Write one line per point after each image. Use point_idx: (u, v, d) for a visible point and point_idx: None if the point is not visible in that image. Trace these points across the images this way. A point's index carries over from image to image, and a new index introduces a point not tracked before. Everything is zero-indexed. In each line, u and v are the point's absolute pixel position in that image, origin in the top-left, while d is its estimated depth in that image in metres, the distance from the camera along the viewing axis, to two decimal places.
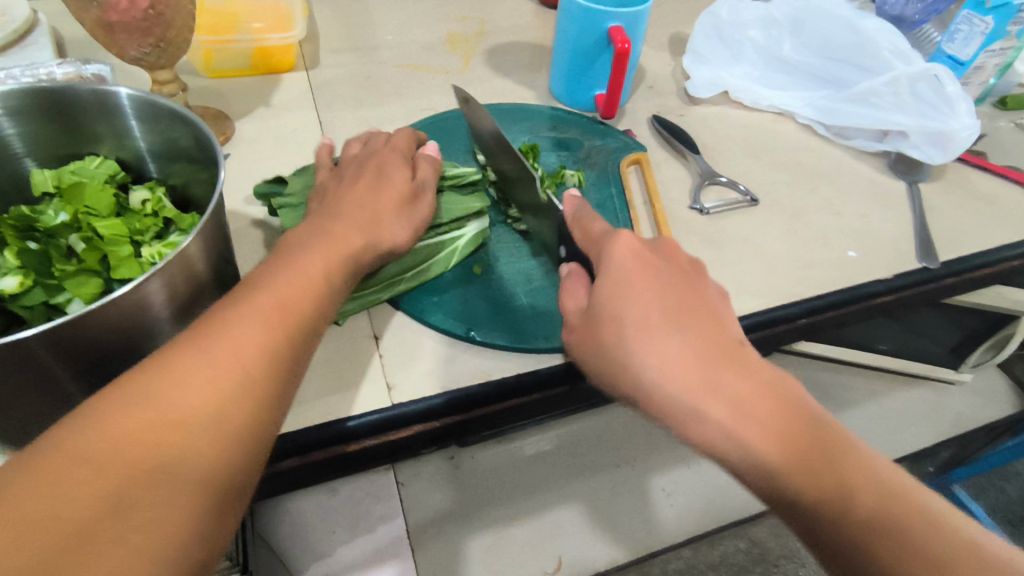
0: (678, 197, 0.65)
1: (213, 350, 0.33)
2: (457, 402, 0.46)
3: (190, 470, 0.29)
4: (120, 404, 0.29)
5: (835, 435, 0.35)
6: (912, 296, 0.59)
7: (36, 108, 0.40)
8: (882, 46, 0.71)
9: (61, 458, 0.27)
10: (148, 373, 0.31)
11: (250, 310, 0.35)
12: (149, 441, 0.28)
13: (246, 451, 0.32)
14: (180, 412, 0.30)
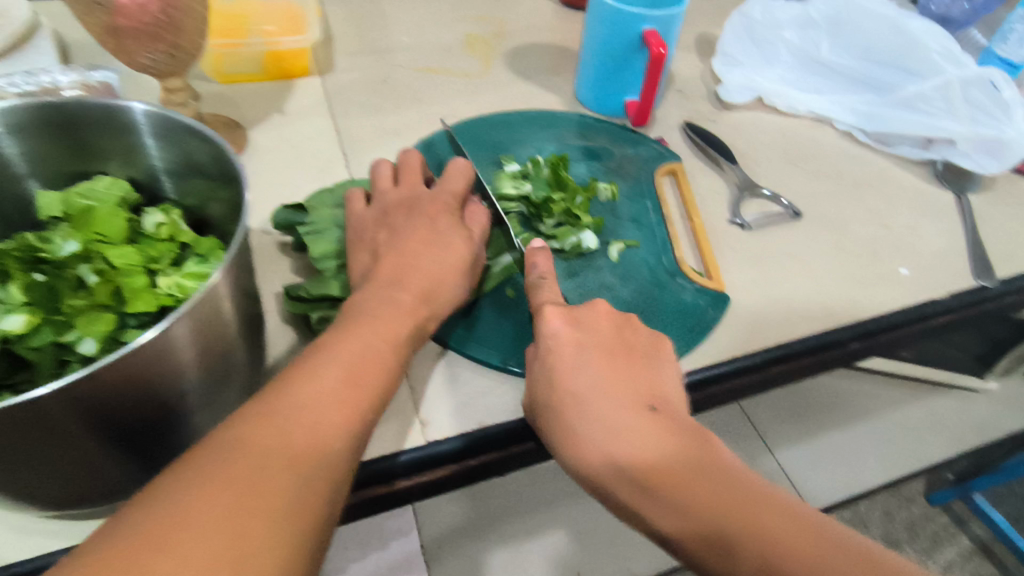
0: (717, 210, 0.62)
1: (286, 426, 0.32)
2: (494, 438, 0.43)
3: (269, 556, 0.28)
4: (200, 483, 0.28)
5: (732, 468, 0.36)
6: (968, 316, 0.56)
7: (42, 125, 0.37)
8: (932, 47, 0.68)
9: (145, 541, 0.26)
10: (224, 450, 0.30)
11: (321, 383, 0.35)
12: (230, 522, 0.27)
13: (319, 534, 0.30)
14: (259, 493, 0.29)
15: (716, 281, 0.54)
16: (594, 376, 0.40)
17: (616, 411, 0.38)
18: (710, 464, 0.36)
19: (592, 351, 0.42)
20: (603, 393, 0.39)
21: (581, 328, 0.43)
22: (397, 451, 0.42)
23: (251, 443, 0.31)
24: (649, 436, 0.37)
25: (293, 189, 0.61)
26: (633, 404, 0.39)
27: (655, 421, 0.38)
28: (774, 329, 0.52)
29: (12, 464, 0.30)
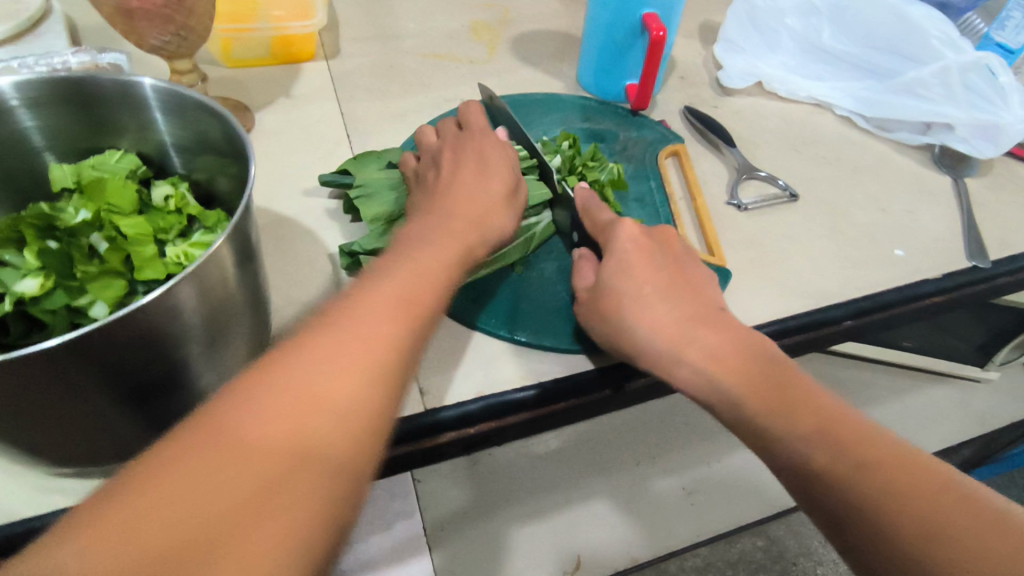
0: (716, 191, 0.63)
1: (322, 359, 0.31)
2: (494, 406, 0.44)
3: (303, 493, 0.27)
4: (230, 421, 0.28)
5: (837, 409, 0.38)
6: (961, 297, 0.57)
7: (58, 100, 0.38)
8: (931, 33, 0.68)
9: (175, 477, 0.25)
10: (253, 386, 0.29)
11: (359, 316, 0.33)
12: (260, 461, 0.27)
13: (360, 471, 0.29)
14: (292, 429, 0.28)
15: (717, 257, 0.55)
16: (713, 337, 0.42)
17: (743, 367, 0.40)
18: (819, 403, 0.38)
19: (697, 315, 0.43)
20: (733, 353, 0.41)
21: (663, 281, 0.45)
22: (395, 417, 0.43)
23: (283, 378, 0.30)
24: (784, 392, 0.39)
25: (300, 170, 0.62)
26: (753, 360, 0.41)
27: (784, 379, 0.40)
28: (768, 307, 0.53)
29: (29, 417, 0.31)
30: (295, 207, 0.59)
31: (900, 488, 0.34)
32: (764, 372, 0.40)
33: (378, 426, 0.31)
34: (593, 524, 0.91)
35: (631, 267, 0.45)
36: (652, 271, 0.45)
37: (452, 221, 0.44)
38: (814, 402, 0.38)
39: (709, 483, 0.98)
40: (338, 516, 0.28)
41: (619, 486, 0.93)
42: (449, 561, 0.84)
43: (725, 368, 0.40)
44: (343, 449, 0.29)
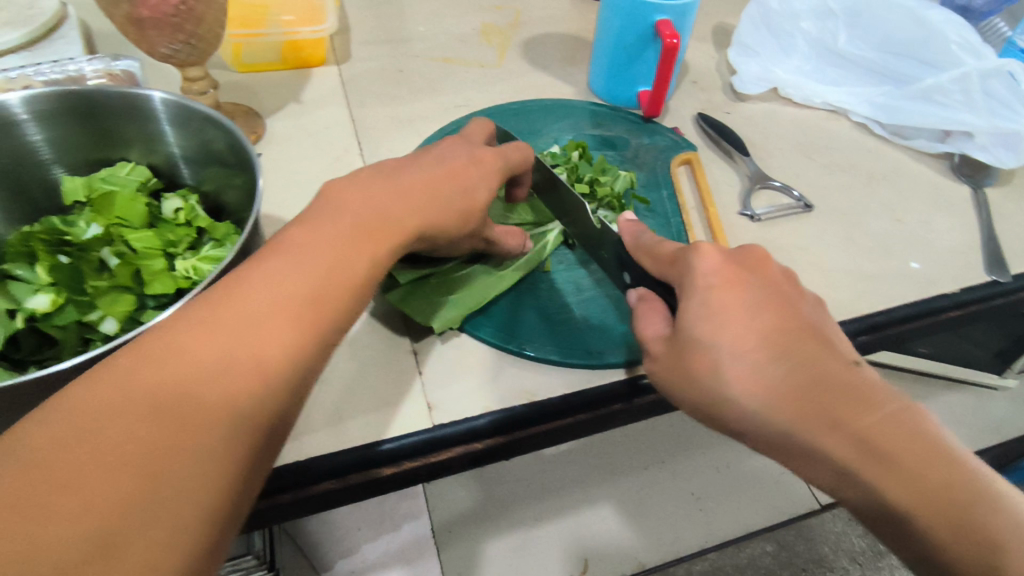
0: (727, 200, 0.62)
1: (232, 341, 0.29)
2: (501, 421, 0.44)
3: (195, 488, 0.25)
4: (123, 405, 0.25)
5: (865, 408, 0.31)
6: (979, 312, 0.56)
7: (66, 113, 0.39)
8: (951, 39, 0.67)
9: (54, 469, 0.23)
10: (153, 369, 0.27)
11: (280, 291, 0.31)
12: (151, 452, 0.24)
13: (252, 462, 0.28)
14: (188, 417, 0.26)
15: None
16: (830, 401, 0.31)
17: (861, 436, 0.30)
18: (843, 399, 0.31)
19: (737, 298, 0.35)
20: (853, 417, 0.31)
21: (754, 327, 0.33)
22: (401, 432, 0.43)
23: (187, 360, 0.27)
24: (917, 467, 0.29)
25: (309, 176, 0.62)
26: (885, 428, 0.30)
27: (920, 452, 0.30)
28: None
29: None
30: (303, 215, 0.59)
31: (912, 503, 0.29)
32: (890, 438, 0.30)
33: (277, 417, 0.29)
34: (602, 527, 0.90)
35: (721, 300, 0.34)
36: (737, 316, 0.34)
37: (458, 194, 0.42)
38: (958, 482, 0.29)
39: (718, 488, 0.98)
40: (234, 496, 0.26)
41: (628, 489, 0.93)
42: (456, 563, 0.85)
43: (829, 434, 0.31)
44: (243, 442, 0.27)
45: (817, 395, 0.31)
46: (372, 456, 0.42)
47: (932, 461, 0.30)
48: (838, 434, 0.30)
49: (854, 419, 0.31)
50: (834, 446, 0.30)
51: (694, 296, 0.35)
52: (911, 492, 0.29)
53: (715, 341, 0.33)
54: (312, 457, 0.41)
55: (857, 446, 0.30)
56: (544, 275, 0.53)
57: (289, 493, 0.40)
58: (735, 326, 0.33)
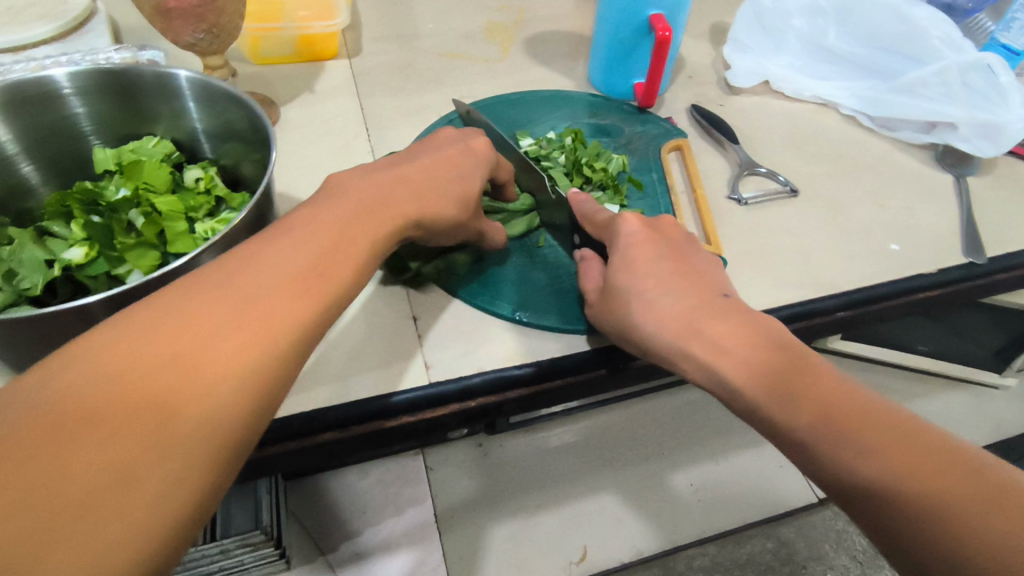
0: (716, 185, 0.65)
1: (235, 310, 0.31)
2: (494, 381, 0.47)
3: (201, 438, 0.27)
4: (130, 364, 0.27)
5: (804, 373, 0.38)
6: (953, 292, 0.58)
7: (100, 90, 0.42)
8: (932, 34, 0.70)
9: (70, 417, 0.25)
10: (158, 332, 0.29)
11: (280, 266, 0.34)
12: (160, 406, 0.27)
13: (254, 417, 0.30)
14: (196, 378, 0.28)
15: (716, 245, 0.57)
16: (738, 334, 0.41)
17: (800, 398, 0.37)
18: (792, 373, 0.39)
19: (692, 288, 0.43)
20: (799, 385, 0.38)
21: (686, 289, 0.43)
22: (406, 386, 0.46)
23: (192, 323, 0.30)
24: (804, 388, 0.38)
25: (319, 161, 0.66)
26: (738, 335, 0.41)
27: (798, 379, 0.38)
28: (762, 296, 0.55)
29: None
30: (312, 194, 0.63)
31: (879, 447, 0.35)
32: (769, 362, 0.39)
33: (281, 375, 0.32)
34: (603, 515, 0.91)
35: (665, 282, 0.44)
36: (673, 282, 0.44)
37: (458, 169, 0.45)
38: (837, 389, 0.38)
39: (717, 479, 0.98)
40: (228, 450, 0.29)
41: (631, 478, 0.94)
42: (457, 545, 0.85)
43: (773, 396, 0.38)
44: (251, 389, 0.30)
45: (765, 372, 0.39)
46: (373, 411, 0.45)
47: (811, 388, 0.38)
48: (783, 401, 0.38)
49: (759, 354, 0.40)
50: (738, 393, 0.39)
51: (659, 291, 0.43)
52: (786, 404, 0.38)
53: (655, 306, 0.43)
54: (317, 409, 0.44)
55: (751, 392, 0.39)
56: (540, 249, 0.56)
57: (295, 441, 0.44)
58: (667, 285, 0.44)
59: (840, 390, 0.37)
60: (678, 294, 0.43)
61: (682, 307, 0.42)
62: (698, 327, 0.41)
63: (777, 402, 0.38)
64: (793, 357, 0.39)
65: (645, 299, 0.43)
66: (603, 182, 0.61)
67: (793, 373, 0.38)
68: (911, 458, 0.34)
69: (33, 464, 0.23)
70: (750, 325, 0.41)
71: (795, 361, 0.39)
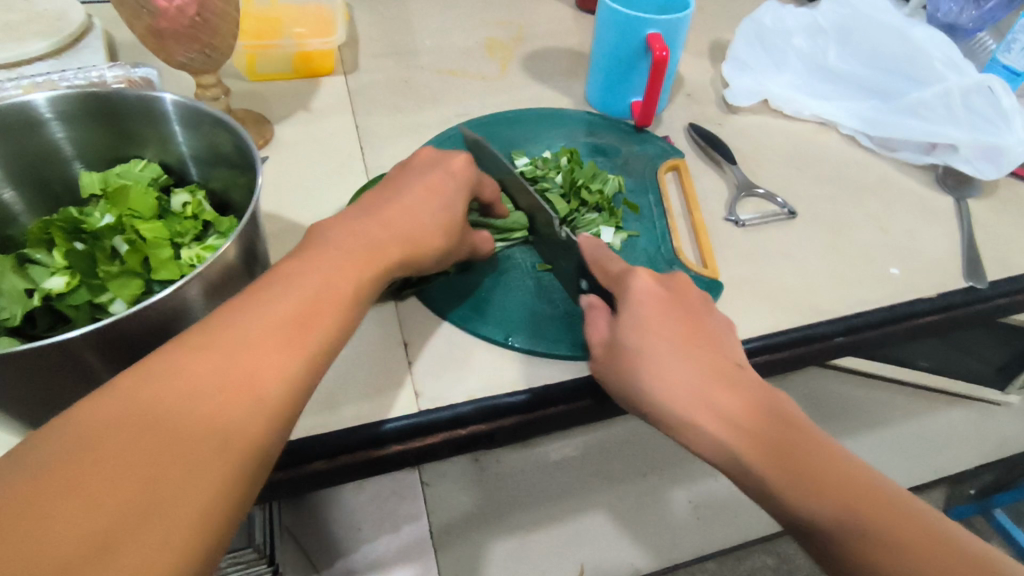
0: (714, 206, 0.64)
1: (217, 362, 0.31)
2: (486, 410, 0.46)
3: (189, 491, 0.27)
4: (112, 427, 0.27)
5: (786, 424, 0.38)
6: (955, 316, 0.57)
7: (86, 113, 0.42)
8: (934, 56, 0.70)
9: (52, 481, 0.25)
10: (147, 390, 0.29)
11: (262, 315, 0.34)
12: (146, 462, 0.27)
13: (247, 470, 0.30)
14: (179, 434, 0.28)
15: (711, 269, 0.57)
16: (722, 381, 0.41)
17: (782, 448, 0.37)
18: (776, 425, 0.38)
19: (683, 333, 0.43)
20: (782, 436, 0.38)
21: (669, 331, 0.43)
22: (400, 414, 0.46)
23: (175, 380, 0.30)
24: (787, 444, 0.37)
25: (314, 181, 0.65)
26: (721, 385, 0.40)
27: (781, 430, 0.38)
28: (759, 322, 0.55)
29: (48, 397, 0.34)
30: (306, 214, 0.62)
31: (848, 502, 0.35)
32: (755, 414, 0.39)
33: (270, 423, 0.31)
34: (600, 533, 0.89)
35: (651, 327, 0.43)
36: (660, 323, 0.43)
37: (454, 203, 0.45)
38: (824, 445, 0.38)
39: (716, 498, 0.96)
40: (224, 503, 0.28)
41: (630, 493, 0.91)
42: (453, 564, 0.83)
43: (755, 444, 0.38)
44: (244, 444, 0.30)
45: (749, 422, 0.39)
46: (364, 439, 0.44)
47: (792, 440, 0.37)
48: (764, 448, 0.37)
49: (747, 405, 0.39)
50: (721, 432, 0.39)
51: (642, 333, 0.43)
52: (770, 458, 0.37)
53: (641, 351, 0.43)
54: (307, 437, 0.43)
55: (736, 427, 0.38)
56: (540, 272, 0.55)
57: (284, 471, 0.42)
58: (661, 331, 0.43)
59: (817, 443, 0.37)
60: (664, 335, 0.43)
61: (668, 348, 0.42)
62: (685, 372, 0.41)
63: (762, 450, 0.37)
64: (775, 408, 0.39)
65: (634, 340, 0.43)
66: (600, 204, 0.60)
67: (775, 424, 0.38)
68: (884, 517, 0.34)
69: (22, 528, 0.23)
70: (733, 373, 0.41)
71: (778, 412, 0.39)
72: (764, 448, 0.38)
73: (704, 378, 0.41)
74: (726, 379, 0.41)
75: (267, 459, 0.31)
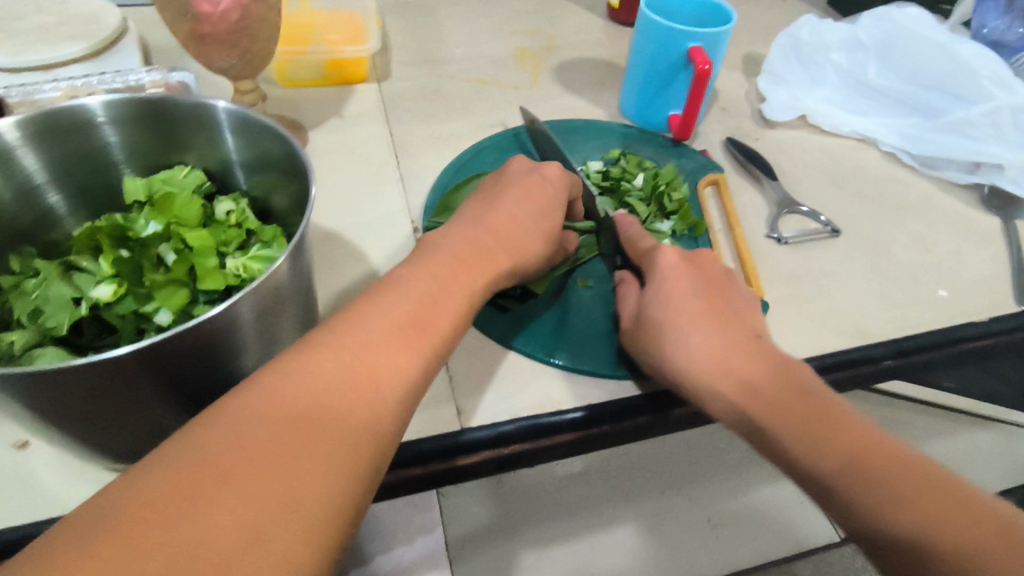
0: (755, 223, 0.63)
1: (343, 366, 0.31)
2: (529, 428, 0.45)
3: (319, 498, 0.27)
4: (259, 420, 0.28)
5: (854, 428, 0.38)
6: (1010, 342, 0.55)
7: (136, 118, 0.41)
8: (983, 73, 0.69)
9: (194, 489, 0.24)
10: (271, 396, 0.29)
11: (378, 323, 0.34)
12: (277, 470, 0.26)
13: (367, 481, 0.29)
14: (322, 423, 0.29)
15: (757, 287, 0.55)
16: (793, 432, 0.39)
17: (847, 461, 0.37)
18: (844, 430, 0.38)
19: (741, 340, 0.43)
20: (841, 443, 0.38)
21: (721, 336, 0.44)
22: (448, 432, 0.45)
23: (297, 387, 0.29)
24: (857, 458, 0.37)
25: (348, 188, 0.65)
26: (780, 393, 0.40)
27: (848, 437, 0.38)
28: (808, 344, 0.53)
29: (93, 412, 0.33)
30: (340, 222, 0.61)
31: (930, 513, 0.34)
32: (836, 437, 0.38)
33: (388, 430, 0.31)
34: (618, 554, 0.76)
35: (700, 338, 0.43)
36: (713, 328, 0.44)
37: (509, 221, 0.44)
38: (891, 450, 0.37)
39: (734, 512, 0.83)
40: (350, 509, 0.28)
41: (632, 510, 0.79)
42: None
43: (822, 457, 0.38)
44: (364, 447, 0.30)
45: (813, 435, 0.38)
46: (404, 457, 0.43)
47: (861, 448, 0.37)
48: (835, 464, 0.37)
49: (830, 436, 0.38)
50: (788, 444, 0.39)
51: (694, 344, 0.43)
52: (842, 470, 0.37)
53: (695, 365, 0.43)
54: None
55: (806, 440, 0.38)
56: (582, 289, 0.54)
57: None
58: (725, 358, 0.43)
59: (886, 448, 0.37)
60: (722, 347, 0.43)
61: (721, 357, 0.43)
62: (739, 380, 0.42)
63: (826, 454, 0.38)
64: (840, 413, 0.39)
65: (688, 356, 0.43)
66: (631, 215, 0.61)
67: (843, 432, 0.38)
68: (968, 529, 0.34)
69: (170, 533, 0.23)
70: (790, 373, 0.42)
71: (841, 414, 0.39)
72: (844, 479, 0.37)
73: (785, 423, 0.39)
74: (787, 389, 0.41)
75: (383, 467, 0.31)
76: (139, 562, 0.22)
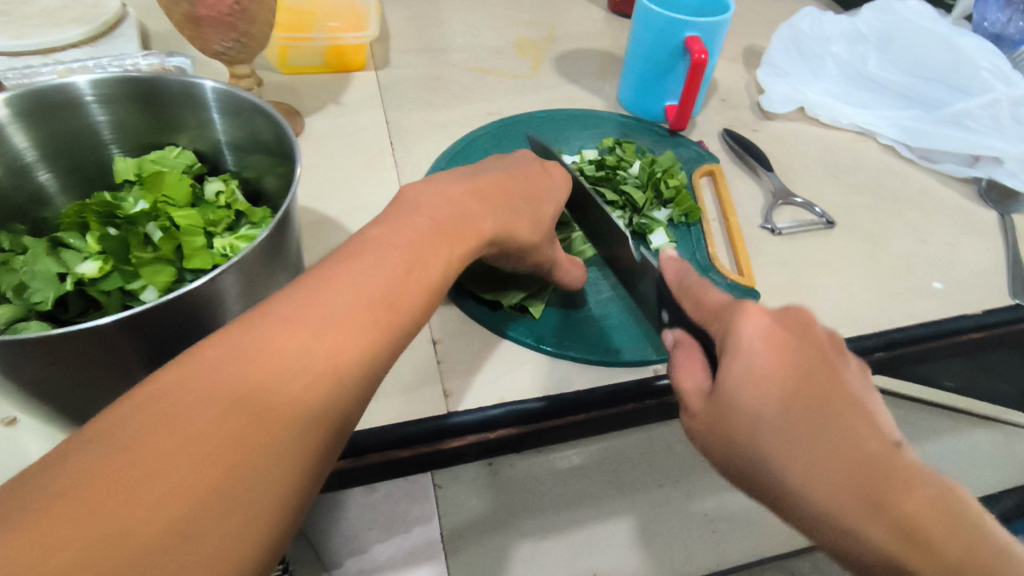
0: (750, 213, 0.63)
1: (307, 336, 0.30)
2: (515, 413, 0.45)
3: (263, 479, 0.26)
4: (210, 391, 0.27)
5: (958, 523, 0.28)
6: (1000, 335, 0.55)
7: (126, 98, 0.41)
8: (982, 65, 0.68)
9: (139, 458, 0.23)
10: (226, 363, 0.28)
11: (346, 297, 0.33)
12: (223, 445, 0.25)
13: (315, 460, 0.29)
14: (275, 399, 0.28)
15: (748, 277, 0.55)
16: (893, 524, 0.28)
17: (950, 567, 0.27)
18: (946, 526, 0.28)
19: (818, 397, 0.30)
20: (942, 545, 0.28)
21: (794, 390, 0.31)
22: (434, 415, 0.45)
23: (256, 357, 0.29)
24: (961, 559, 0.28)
25: (344, 174, 0.65)
26: (872, 478, 0.28)
27: (950, 532, 0.28)
28: None
29: (75, 383, 0.34)
30: (334, 207, 0.61)
31: None
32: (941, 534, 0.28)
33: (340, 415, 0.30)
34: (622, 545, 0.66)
35: (763, 393, 0.31)
36: (784, 381, 0.31)
37: (498, 205, 0.44)
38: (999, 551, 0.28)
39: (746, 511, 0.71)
40: (294, 489, 0.27)
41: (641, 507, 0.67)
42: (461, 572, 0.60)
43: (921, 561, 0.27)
44: (317, 424, 0.29)
45: (909, 531, 0.28)
46: (390, 440, 0.43)
47: (963, 546, 0.28)
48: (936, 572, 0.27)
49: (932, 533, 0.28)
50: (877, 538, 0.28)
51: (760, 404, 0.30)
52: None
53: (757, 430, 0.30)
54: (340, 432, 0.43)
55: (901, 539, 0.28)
56: None
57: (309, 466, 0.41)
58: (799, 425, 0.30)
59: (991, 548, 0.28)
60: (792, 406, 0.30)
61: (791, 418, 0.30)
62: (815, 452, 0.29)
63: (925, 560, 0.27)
64: (944, 502, 0.29)
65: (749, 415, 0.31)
66: (625, 203, 0.60)
67: (944, 525, 0.28)
68: None
69: (105, 507, 0.22)
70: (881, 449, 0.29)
71: (944, 503, 0.29)
72: None
73: (872, 514, 0.28)
74: (878, 470, 0.29)
75: (333, 451, 0.30)
76: (60, 545, 0.21)
